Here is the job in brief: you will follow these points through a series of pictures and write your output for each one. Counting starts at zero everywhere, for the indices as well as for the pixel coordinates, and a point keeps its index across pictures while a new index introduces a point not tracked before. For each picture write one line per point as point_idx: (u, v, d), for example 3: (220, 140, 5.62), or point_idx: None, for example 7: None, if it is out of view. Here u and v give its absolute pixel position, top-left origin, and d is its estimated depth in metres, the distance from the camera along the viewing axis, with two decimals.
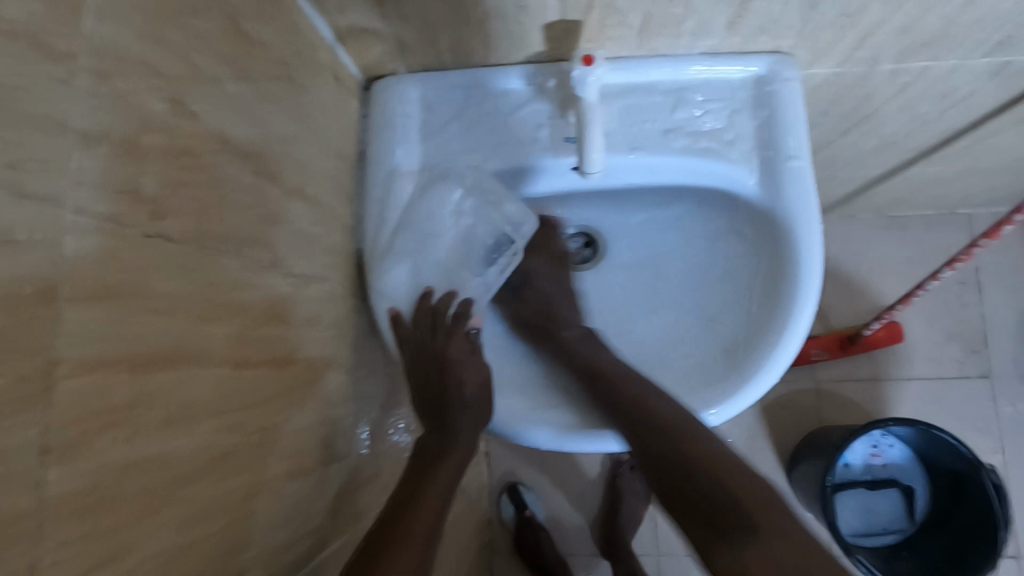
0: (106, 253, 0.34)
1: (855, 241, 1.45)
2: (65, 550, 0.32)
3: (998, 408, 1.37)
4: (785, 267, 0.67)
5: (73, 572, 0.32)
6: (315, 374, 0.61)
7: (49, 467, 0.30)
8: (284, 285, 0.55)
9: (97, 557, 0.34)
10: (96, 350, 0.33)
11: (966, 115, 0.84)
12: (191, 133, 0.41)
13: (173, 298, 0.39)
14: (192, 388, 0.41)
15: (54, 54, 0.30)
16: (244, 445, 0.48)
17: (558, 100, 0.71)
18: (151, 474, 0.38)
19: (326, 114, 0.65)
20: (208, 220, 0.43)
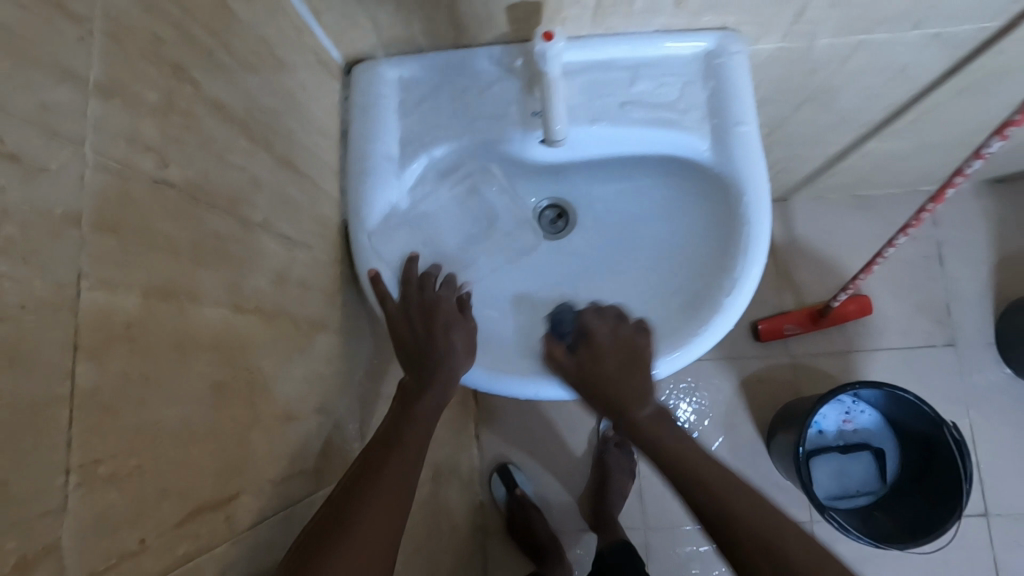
0: (152, 207, 0.38)
1: (824, 218, 1.54)
2: (91, 451, 0.32)
3: (962, 373, 1.46)
4: (735, 228, 0.69)
5: (110, 485, 0.33)
6: (312, 331, 0.61)
7: (80, 363, 0.31)
8: (285, 251, 0.56)
9: (118, 463, 0.34)
10: (113, 270, 0.34)
11: (908, 89, 0.91)
12: (203, 100, 0.44)
13: (177, 234, 0.40)
14: (195, 318, 0.41)
15: (75, 16, 0.32)
16: (246, 382, 0.48)
17: (524, 79, 0.72)
18: (164, 391, 0.38)
19: (317, 99, 0.66)
20: (227, 184, 0.46)
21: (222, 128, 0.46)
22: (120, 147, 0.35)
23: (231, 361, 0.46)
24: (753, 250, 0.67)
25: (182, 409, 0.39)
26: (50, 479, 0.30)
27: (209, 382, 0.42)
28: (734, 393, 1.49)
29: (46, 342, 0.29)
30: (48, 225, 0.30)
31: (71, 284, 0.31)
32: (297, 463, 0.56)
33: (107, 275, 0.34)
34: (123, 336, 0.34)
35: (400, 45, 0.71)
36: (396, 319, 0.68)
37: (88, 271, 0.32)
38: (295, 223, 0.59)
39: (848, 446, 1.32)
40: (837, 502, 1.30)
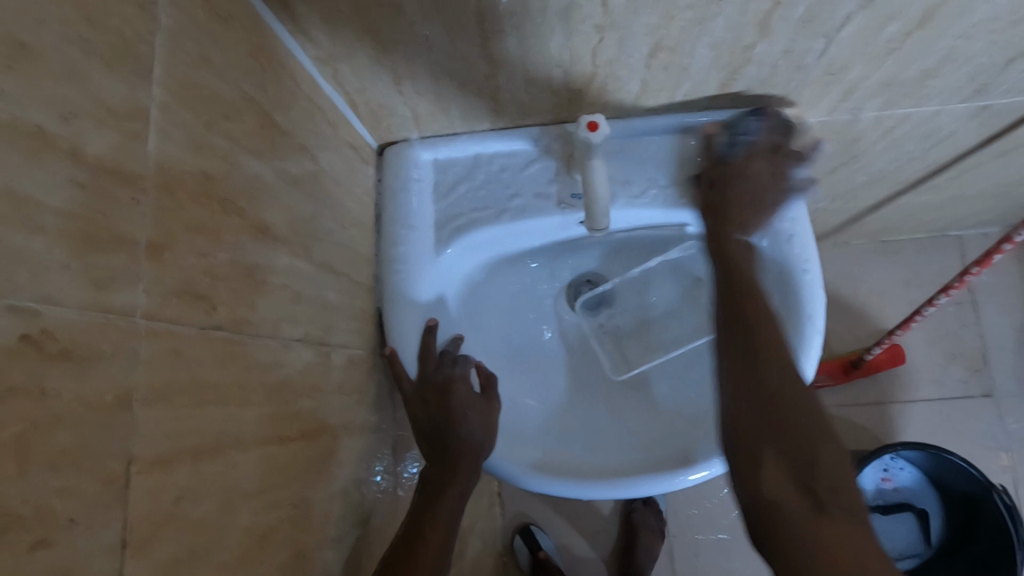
0: (200, 360, 0.35)
1: (852, 265, 1.50)
2: None
3: (1004, 424, 1.41)
4: (787, 318, 0.66)
5: None
6: (347, 438, 0.58)
7: (127, 561, 0.28)
8: (324, 362, 0.53)
9: None
10: (162, 446, 0.31)
11: (951, 151, 0.88)
12: (249, 226, 0.41)
13: (220, 384, 0.37)
14: (240, 469, 0.38)
15: (128, 178, 0.30)
16: (288, 519, 0.44)
17: (563, 159, 0.70)
18: (206, 562, 0.34)
19: (351, 190, 0.63)
20: (270, 308, 0.44)
21: (266, 248, 0.44)
22: (171, 305, 0.33)
23: (276, 501, 0.42)
24: (809, 345, 0.64)
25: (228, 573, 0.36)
26: None
27: (254, 534, 0.39)
28: None
29: (92, 546, 0.26)
30: (101, 417, 0.27)
31: (121, 476, 0.28)
32: None
33: (158, 453, 0.31)
34: (170, 517, 0.31)
35: (435, 128, 0.69)
36: (410, 400, 0.64)
37: (137, 456, 0.29)
38: (333, 326, 0.56)
39: (890, 507, 1.25)
40: None
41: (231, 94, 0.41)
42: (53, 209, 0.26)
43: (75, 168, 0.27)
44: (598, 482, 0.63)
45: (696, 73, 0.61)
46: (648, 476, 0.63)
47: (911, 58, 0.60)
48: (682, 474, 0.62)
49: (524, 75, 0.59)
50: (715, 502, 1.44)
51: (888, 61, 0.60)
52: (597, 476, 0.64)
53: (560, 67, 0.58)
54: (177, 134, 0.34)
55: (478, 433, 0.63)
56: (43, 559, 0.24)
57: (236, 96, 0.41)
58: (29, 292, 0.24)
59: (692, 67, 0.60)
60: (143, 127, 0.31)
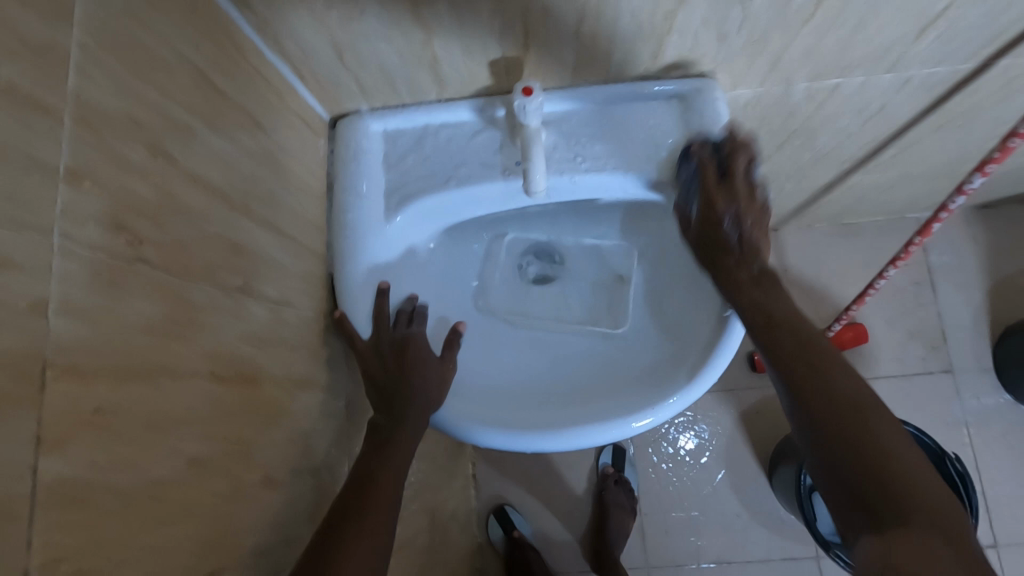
0: (124, 286, 0.37)
1: (814, 248, 1.55)
2: (55, 535, 0.31)
3: (963, 399, 1.46)
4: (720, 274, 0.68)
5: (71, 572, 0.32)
6: (294, 391, 0.60)
7: (43, 455, 0.30)
8: (266, 314, 0.55)
9: (78, 543, 0.32)
10: (79, 357, 0.33)
11: (889, 126, 0.92)
12: (180, 172, 0.44)
13: (146, 313, 0.39)
14: (167, 395, 0.40)
15: (45, 108, 0.32)
16: (222, 452, 0.46)
17: (508, 129, 0.72)
18: (129, 473, 0.36)
19: (299, 156, 0.66)
20: (204, 253, 0.46)
21: (200, 196, 0.46)
22: (91, 230, 0.35)
23: (210, 433, 0.44)
24: None
25: (154, 488, 0.38)
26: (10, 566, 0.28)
27: (185, 458, 0.41)
28: (735, 427, 1.47)
29: (5, 433, 0.29)
30: (14, 318, 0.29)
31: (36, 376, 0.30)
32: (280, 529, 0.54)
33: (76, 362, 0.33)
34: (90, 423, 0.34)
35: (384, 100, 0.72)
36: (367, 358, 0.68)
37: (53, 360, 0.31)
38: (277, 282, 0.58)
39: None
40: None
41: (161, 48, 0.43)
42: None
43: None
44: (542, 434, 0.66)
45: (626, 43, 0.64)
46: (590, 425, 0.66)
47: (827, 27, 0.64)
48: (622, 422, 0.66)
49: (460, 44, 0.62)
50: (685, 481, 1.47)
51: (806, 30, 0.64)
52: (541, 429, 0.66)
53: (494, 35, 0.61)
54: (99, 76, 0.37)
55: (430, 390, 0.65)
56: None
57: (167, 51, 0.44)
58: None
59: (622, 35, 0.63)
60: (62, 64, 0.34)
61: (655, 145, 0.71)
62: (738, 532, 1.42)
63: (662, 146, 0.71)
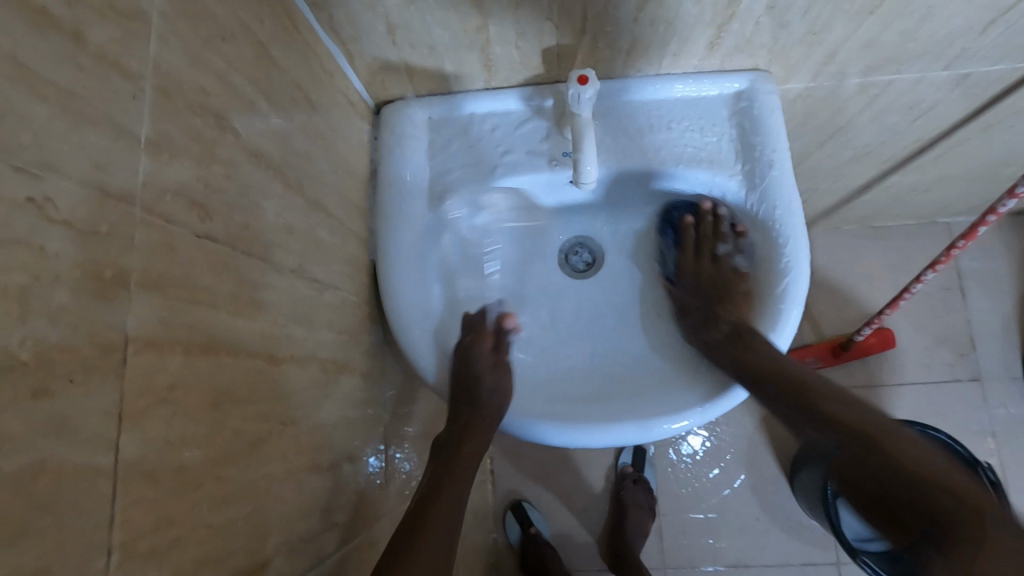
0: (196, 261, 0.37)
1: (842, 250, 1.53)
2: (132, 511, 0.30)
3: (991, 408, 1.44)
4: (771, 271, 0.67)
5: (145, 549, 0.31)
6: (338, 377, 0.59)
7: (123, 430, 0.30)
8: (315, 297, 0.54)
9: (151, 521, 0.31)
10: (156, 332, 0.32)
11: (935, 125, 0.90)
12: (245, 149, 0.43)
13: (214, 290, 0.38)
14: (231, 375, 0.39)
15: (129, 74, 0.32)
16: (276, 434, 0.45)
17: (555, 118, 0.71)
18: (196, 452, 0.35)
19: (346, 140, 0.65)
20: (263, 232, 0.45)
21: (262, 174, 0.46)
22: (166, 202, 0.34)
23: (266, 415, 0.44)
24: (791, 295, 0.65)
25: (219, 468, 0.37)
26: (91, 542, 0.28)
27: (244, 439, 0.41)
28: (757, 429, 1.46)
29: (89, 405, 0.28)
30: (99, 288, 0.29)
31: (118, 348, 0.30)
32: (326, 516, 0.54)
33: (152, 336, 0.32)
34: (164, 399, 0.33)
35: (430, 85, 0.71)
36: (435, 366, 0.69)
37: (133, 333, 0.31)
38: (326, 266, 0.58)
39: None
40: (866, 544, 1.26)
41: (230, 21, 0.42)
42: (56, 85, 0.27)
43: (78, 52, 0.28)
44: (587, 430, 0.64)
45: (684, 30, 0.63)
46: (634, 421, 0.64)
47: (891, 17, 0.62)
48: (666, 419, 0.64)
49: (515, 28, 0.61)
50: (704, 482, 1.46)
51: (869, 21, 0.62)
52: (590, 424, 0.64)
53: (550, 20, 0.60)
54: (176, 45, 0.36)
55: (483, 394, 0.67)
56: (45, 407, 0.26)
57: (235, 23, 0.43)
58: (34, 154, 0.26)
59: (679, 23, 0.62)
60: (145, 30, 0.33)
61: (704, 139, 0.70)
62: (758, 535, 1.41)
63: (712, 141, 0.70)
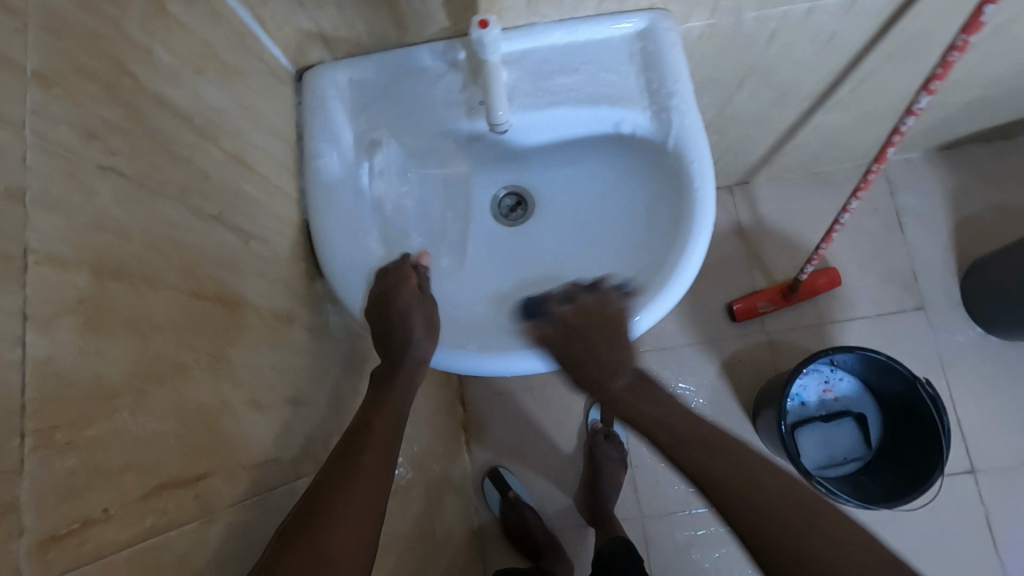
0: (101, 191, 0.39)
1: (786, 197, 1.59)
2: (44, 402, 0.33)
3: (936, 334, 1.51)
4: (680, 194, 0.71)
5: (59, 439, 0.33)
6: (275, 324, 0.61)
7: (28, 331, 0.32)
8: (242, 244, 0.57)
9: (63, 417, 0.34)
10: (60, 246, 0.35)
11: (841, 57, 0.96)
12: (148, 94, 0.45)
13: (123, 222, 0.41)
14: (149, 301, 0.42)
15: (11, 9, 0.34)
16: (206, 364, 0.48)
17: (469, 70, 0.74)
18: (112, 365, 0.38)
19: (267, 101, 0.67)
20: (177, 176, 0.48)
21: (169, 120, 0.48)
22: (61, 132, 0.37)
23: (195, 345, 0.47)
24: (701, 215, 0.69)
25: (141, 383, 0.40)
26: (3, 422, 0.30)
27: (169, 361, 0.43)
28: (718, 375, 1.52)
29: None
30: None
31: (16, 256, 0.32)
32: (269, 451, 0.56)
33: (55, 251, 0.35)
34: (74, 310, 0.35)
35: (347, 47, 0.74)
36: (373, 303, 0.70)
37: (34, 245, 0.33)
38: (252, 216, 0.60)
39: (830, 414, 1.36)
40: (825, 471, 1.33)
41: None
42: None
43: None
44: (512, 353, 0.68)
45: None
46: (571, 343, 0.68)
47: None
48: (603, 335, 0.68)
49: None
50: None
51: None
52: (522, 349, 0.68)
53: None
54: None
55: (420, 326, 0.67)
56: None
57: None
58: None
59: None
60: None
61: (613, 78, 0.74)
62: None
63: (620, 80, 0.74)
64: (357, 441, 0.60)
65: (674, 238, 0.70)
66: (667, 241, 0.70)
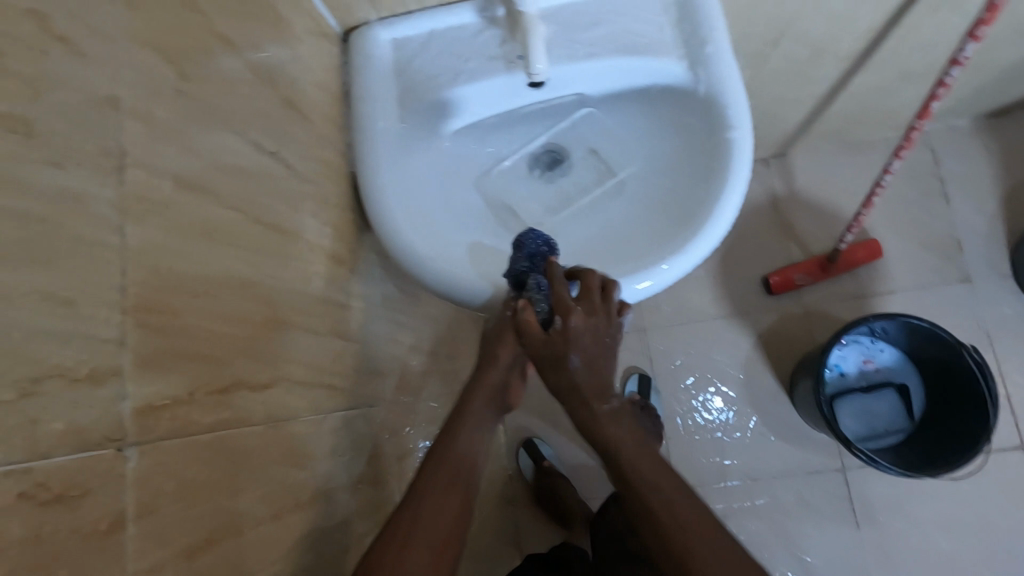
0: (176, 110, 0.42)
1: (821, 168, 1.56)
2: (140, 288, 0.36)
3: (983, 306, 1.46)
4: (712, 144, 0.73)
5: (151, 322, 0.37)
6: (323, 262, 0.64)
7: (126, 223, 0.36)
8: (294, 184, 0.60)
9: (155, 304, 0.37)
10: (148, 155, 0.39)
11: (881, 10, 0.94)
12: (212, 31, 0.49)
13: (196, 142, 0.44)
14: (217, 215, 0.46)
15: None
16: (265, 284, 0.51)
17: (508, 26, 0.77)
18: (188, 267, 0.41)
19: (313, 55, 0.71)
20: (236, 109, 0.51)
21: (231, 57, 0.51)
22: (146, 54, 0.40)
23: (255, 265, 0.50)
24: (737, 161, 0.71)
25: (213, 288, 0.44)
26: (108, 295, 0.33)
27: (235, 274, 0.47)
28: (752, 347, 1.51)
29: (95, 188, 0.34)
30: (93, 101, 0.34)
31: (114, 156, 0.35)
32: (320, 375, 0.60)
33: (144, 159, 0.38)
34: (158, 213, 0.39)
35: (389, 6, 0.77)
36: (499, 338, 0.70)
37: (129, 150, 0.37)
38: (302, 160, 0.63)
39: (871, 385, 1.33)
40: (866, 443, 1.30)
41: None
42: None
43: None
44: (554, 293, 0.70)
45: None
46: (618, 282, 0.70)
47: None
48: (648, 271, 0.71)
49: None
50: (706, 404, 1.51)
51: None
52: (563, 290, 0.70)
53: None
54: None
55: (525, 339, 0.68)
56: (57, 177, 0.31)
57: None
58: None
59: None
60: None
61: (648, 29, 0.75)
62: (760, 449, 1.46)
63: (654, 31, 0.75)
64: (428, 492, 0.59)
65: (708, 185, 0.73)
66: (699, 189, 0.74)
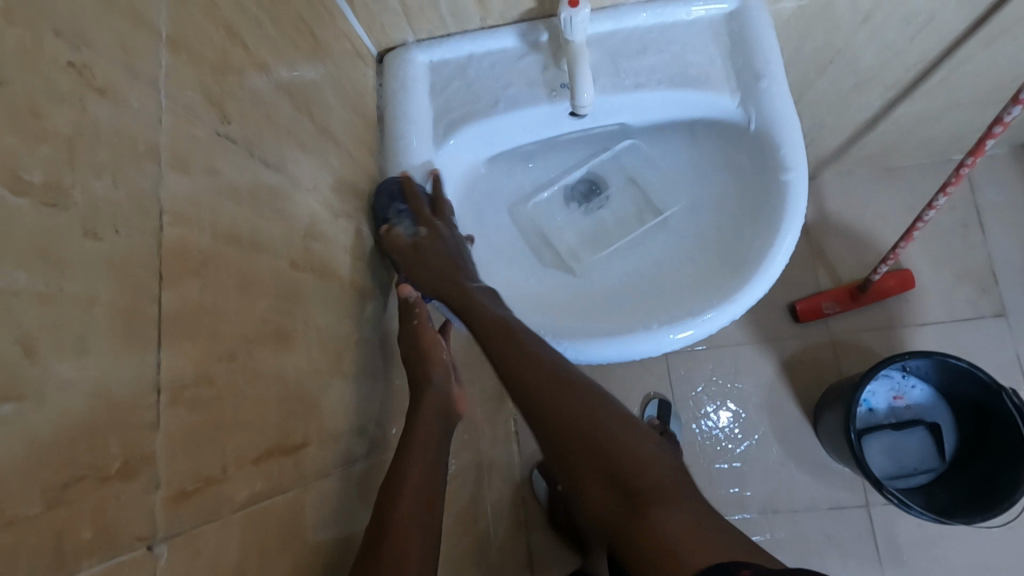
0: (218, 153, 0.40)
1: (854, 193, 1.52)
2: (178, 359, 0.33)
3: (1019, 343, 1.41)
4: (765, 184, 0.69)
5: (188, 395, 0.34)
6: (355, 298, 0.62)
7: (165, 287, 0.33)
8: (329, 219, 0.58)
9: (193, 373, 0.34)
10: (190, 207, 0.36)
11: (935, 42, 0.90)
12: (254, 64, 0.47)
13: (236, 186, 0.41)
14: (257, 264, 0.43)
15: None
16: (302, 333, 0.48)
17: (550, 51, 0.74)
18: (227, 326, 0.38)
19: (350, 79, 0.68)
20: (276, 146, 0.48)
21: (272, 90, 0.49)
22: (187, 95, 0.37)
23: (293, 314, 0.47)
24: (793, 204, 0.66)
25: (252, 346, 0.41)
26: (144, 371, 0.31)
27: (272, 326, 0.44)
28: (777, 375, 1.47)
29: (135, 253, 0.31)
30: (133, 155, 0.32)
31: (153, 213, 0.33)
32: (352, 420, 0.57)
33: (184, 212, 0.35)
34: (197, 271, 0.36)
35: (427, 28, 0.74)
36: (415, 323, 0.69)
37: (169, 205, 0.34)
38: (337, 191, 0.61)
39: (901, 423, 1.29)
40: (895, 481, 1.26)
41: None
42: None
43: None
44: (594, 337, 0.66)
45: None
46: (661, 329, 0.66)
47: None
48: (697, 317, 0.65)
49: None
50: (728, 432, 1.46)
51: None
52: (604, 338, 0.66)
53: None
54: None
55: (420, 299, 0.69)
56: (94, 246, 0.28)
57: None
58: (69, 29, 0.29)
59: None
60: None
61: (699, 61, 0.71)
62: (783, 481, 1.42)
63: (705, 62, 0.71)
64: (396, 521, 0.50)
65: (760, 227, 0.68)
66: (750, 231, 0.69)
